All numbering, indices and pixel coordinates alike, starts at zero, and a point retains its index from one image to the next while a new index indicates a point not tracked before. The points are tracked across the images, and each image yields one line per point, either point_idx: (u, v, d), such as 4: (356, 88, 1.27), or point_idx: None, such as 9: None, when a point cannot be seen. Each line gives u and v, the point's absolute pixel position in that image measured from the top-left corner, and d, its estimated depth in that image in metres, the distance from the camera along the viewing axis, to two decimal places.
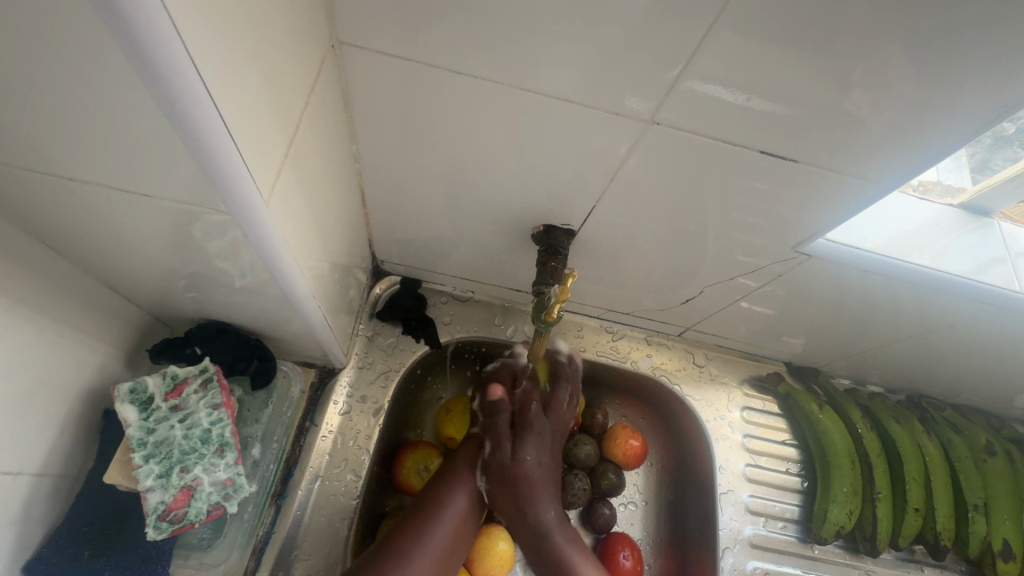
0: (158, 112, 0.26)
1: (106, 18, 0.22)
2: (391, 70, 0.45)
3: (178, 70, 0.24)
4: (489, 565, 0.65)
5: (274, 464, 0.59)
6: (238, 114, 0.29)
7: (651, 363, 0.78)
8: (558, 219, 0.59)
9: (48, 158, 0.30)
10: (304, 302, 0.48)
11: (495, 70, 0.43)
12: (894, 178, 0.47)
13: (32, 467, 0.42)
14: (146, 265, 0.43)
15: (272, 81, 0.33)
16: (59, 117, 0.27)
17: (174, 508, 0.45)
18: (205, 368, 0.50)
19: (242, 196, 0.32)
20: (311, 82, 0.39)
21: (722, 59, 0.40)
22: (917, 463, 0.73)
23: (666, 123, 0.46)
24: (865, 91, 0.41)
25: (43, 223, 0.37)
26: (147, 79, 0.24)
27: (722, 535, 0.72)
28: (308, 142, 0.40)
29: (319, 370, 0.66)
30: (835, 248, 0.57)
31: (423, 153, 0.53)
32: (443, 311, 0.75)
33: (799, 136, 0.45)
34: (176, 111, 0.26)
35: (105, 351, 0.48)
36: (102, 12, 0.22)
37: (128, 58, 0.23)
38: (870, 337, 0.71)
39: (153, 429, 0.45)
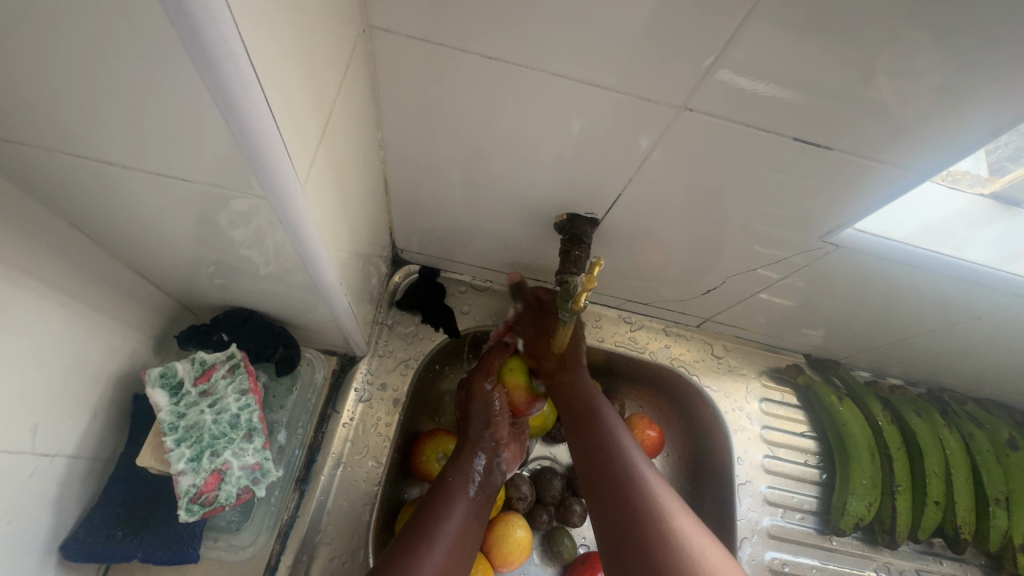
0: (206, 92, 0.26)
1: None
2: (418, 55, 0.44)
3: (228, 50, 0.24)
4: (508, 551, 0.65)
5: (299, 449, 0.59)
6: (280, 97, 0.29)
7: (669, 353, 0.78)
8: (580, 208, 0.59)
9: (87, 143, 0.31)
10: (332, 288, 0.48)
11: (523, 56, 0.43)
12: (930, 166, 0.46)
13: (67, 449, 0.43)
14: (176, 251, 0.43)
15: (309, 65, 0.32)
16: (100, 101, 0.27)
17: (205, 491, 0.46)
18: (232, 354, 0.50)
19: (281, 177, 0.32)
20: (343, 67, 0.39)
21: (754, 47, 0.39)
22: (938, 456, 0.72)
23: (698, 108, 0.45)
24: (907, 76, 0.40)
25: (77, 209, 0.38)
26: (196, 53, 0.24)
27: (740, 525, 0.72)
28: (339, 128, 0.40)
29: (340, 358, 0.66)
30: (863, 238, 0.56)
31: (445, 142, 0.53)
32: (461, 300, 0.75)
33: (830, 125, 0.44)
34: (222, 86, 0.26)
35: (134, 336, 0.49)
36: None
37: (179, 30, 0.23)
38: (892, 329, 0.70)
39: (184, 413, 0.46)
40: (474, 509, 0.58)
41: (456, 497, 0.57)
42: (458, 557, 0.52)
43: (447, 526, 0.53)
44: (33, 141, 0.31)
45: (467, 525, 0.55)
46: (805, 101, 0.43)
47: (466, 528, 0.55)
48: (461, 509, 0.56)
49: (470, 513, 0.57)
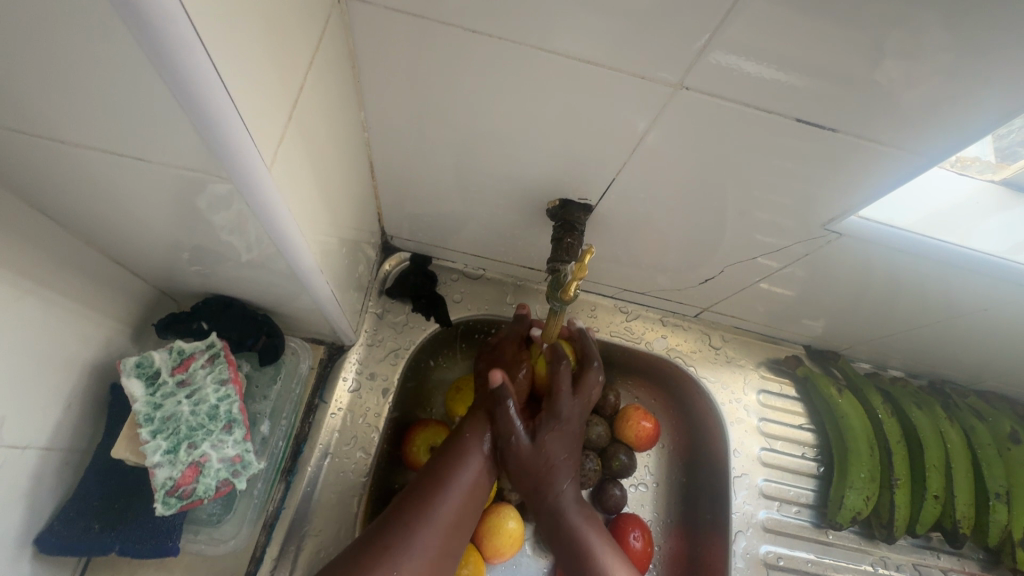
0: (150, 67, 0.24)
1: None
2: (402, 30, 0.42)
3: (170, 20, 0.22)
4: (499, 542, 0.65)
5: (283, 440, 0.58)
6: (238, 72, 0.27)
7: (666, 344, 0.77)
8: (574, 194, 0.56)
9: (38, 121, 0.29)
10: (312, 276, 0.46)
11: (512, 31, 0.40)
12: (941, 150, 0.44)
13: (39, 441, 0.41)
14: (149, 236, 0.41)
15: (272, 38, 0.30)
16: (44, 76, 0.25)
17: (182, 484, 0.45)
18: (212, 344, 0.49)
19: (245, 159, 0.30)
20: (315, 42, 0.36)
21: (754, 24, 0.37)
22: (938, 450, 0.71)
23: (696, 88, 0.42)
24: (918, 56, 0.37)
25: (39, 192, 0.36)
26: (136, 25, 0.22)
27: (735, 518, 0.71)
28: (313, 108, 0.38)
29: (328, 347, 0.65)
30: (867, 226, 0.54)
31: (432, 125, 0.51)
32: (454, 288, 0.73)
33: (834, 109, 0.42)
34: (168, 62, 0.24)
35: (110, 325, 0.47)
36: None
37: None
38: (894, 321, 0.69)
39: (160, 404, 0.45)
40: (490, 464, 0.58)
41: (473, 452, 0.57)
42: (460, 518, 0.53)
43: (457, 481, 0.54)
44: None
45: (478, 480, 0.56)
46: (808, 82, 0.40)
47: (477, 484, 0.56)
48: (475, 464, 0.56)
49: (484, 470, 0.57)
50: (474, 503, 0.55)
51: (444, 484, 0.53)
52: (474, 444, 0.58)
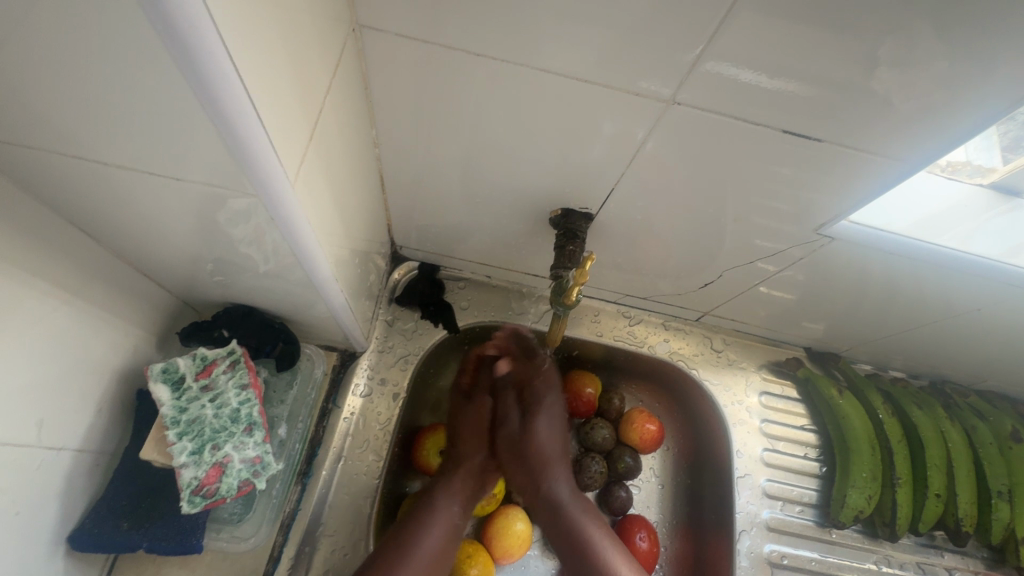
0: (197, 103, 0.27)
1: (152, 18, 0.23)
2: (410, 52, 0.45)
3: (218, 64, 0.26)
4: (508, 544, 0.66)
5: (299, 443, 0.60)
6: (266, 95, 0.30)
7: (669, 347, 0.78)
8: (576, 202, 0.59)
9: (83, 143, 0.31)
10: (327, 286, 0.49)
11: (513, 51, 0.43)
12: (925, 154, 0.46)
13: (72, 443, 0.44)
14: (175, 249, 0.44)
15: (299, 64, 0.33)
16: (94, 103, 0.28)
17: (206, 483, 0.47)
18: (233, 350, 0.51)
19: (273, 180, 0.33)
20: (334, 65, 0.39)
21: (744, 37, 0.39)
22: (939, 448, 0.72)
23: (687, 102, 0.45)
24: (893, 72, 0.40)
25: (77, 208, 0.39)
26: (189, 72, 0.25)
27: (738, 518, 0.72)
28: (332, 126, 0.41)
29: (340, 354, 0.67)
30: (859, 230, 0.56)
31: (440, 138, 0.54)
32: (461, 296, 0.76)
33: (823, 116, 0.44)
34: (214, 99, 0.27)
35: (137, 333, 0.50)
36: (149, 12, 0.23)
37: (172, 53, 0.25)
38: (891, 322, 0.70)
39: (185, 408, 0.47)
40: (451, 533, 0.62)
41: (436, 520, 0.61)
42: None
43: (423, 549, 0.58)
44: (30, 141, 0.32)
45: (441, 550, 0.60)
46: (797, 91, 0.42)
47: (440, 553, 0.60)
48: (438, 534, 0.60)
49: (446, 538, 0.61)
50: (438, 571, 0.59)
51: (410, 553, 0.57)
52: (440, 510, 0.62)
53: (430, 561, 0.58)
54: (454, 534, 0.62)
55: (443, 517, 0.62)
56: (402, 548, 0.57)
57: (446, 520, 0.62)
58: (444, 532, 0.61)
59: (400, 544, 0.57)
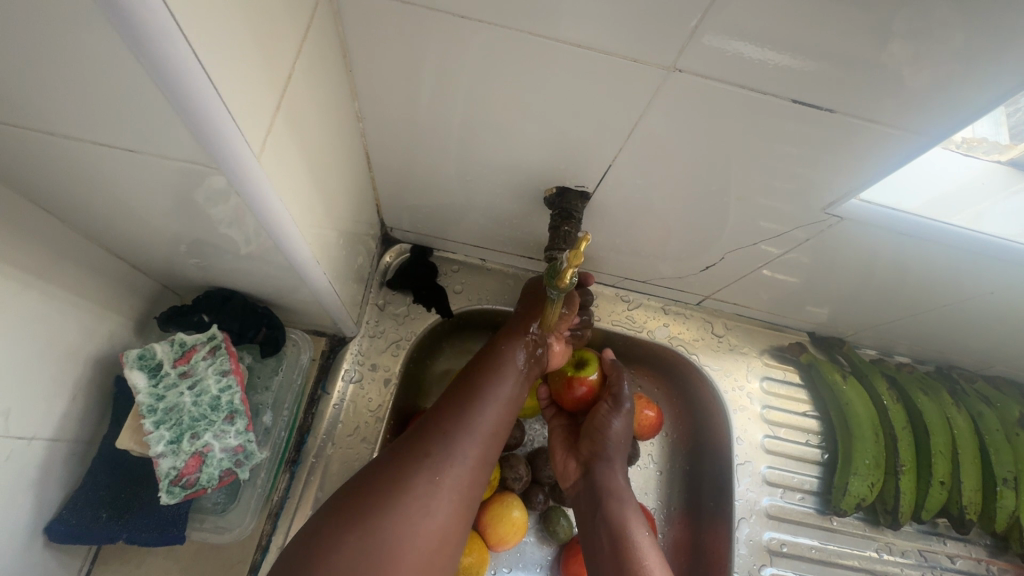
0: (139, 66, 0.25)
1: None
2: (392, 16, 0.42)
3: (157, 22, 0.23)
4: (503, 531, 0.65)
5: (285, 431, 0.58)
6: (219, 55, 0.27)
7: (668, 332, 0.76)
8: (571, 180, 0.56)
9: (31, 115, 0.29)
10: (308, 268, 0.46)
11: (502, 14, 0.40)
12: (944, 126, 0.42)
13: (45, 433, 0.42)
14: (144, 229, 0.42)
15: (259, 25, 0.30)
16: (36, 70, 0.26)
17: (185, 474, 0.46)
18: (213, 336, 0.49)
19: (235, 152, 0.31)
20: (303, 28, 0.36)
21: (751, 5, 0.36)
22: (945, 435, 0.70)
23: (689, 70, 0.42)
24: (916, 40, 0.37)
25: (36, 186, 0.36)
26: (126, 30, 0.23)
27: (737, 505, 0.71)
28: (303, 97, 0.38)
29: (329, 339, 0.65)
30: (869, 209, 0.53)
31: (428, 112, 0.51)
32: (454, 279, 0.74)
33: (834, 90, 0.41)
34: (157, 63, 0.24)
35: (112, 318, 0.48)
36: None
37: (103, 7, 0.22)
38: (898, 305, 0.68)
39: (162, 396, 0.46)
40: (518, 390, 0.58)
41: (505, 375, 0.58)
42: (488, 446, 0.53)
43: (489, 405, 0.55)
44: None
45: (508, 406, 0.56)
46: (807, 63, 0.39)
47: (506, 410, 0.56)
48: (506, 389, 0.57)
49: (514, 395, 0.58)
50: (503, 429, 0.56)
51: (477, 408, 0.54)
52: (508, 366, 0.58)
53: (495, 416, 0.55)
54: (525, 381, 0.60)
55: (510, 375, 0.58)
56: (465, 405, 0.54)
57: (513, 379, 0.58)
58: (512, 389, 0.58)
59: (462, 403, 0.54)
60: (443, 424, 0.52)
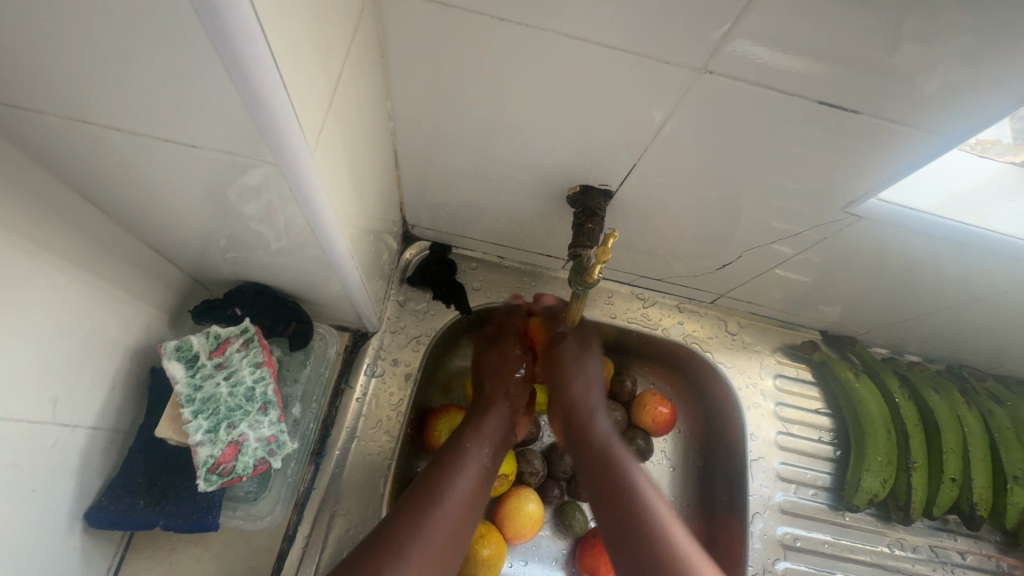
0: (219, 63, 0.26)
1: None
2: (427, 17, 0.43)
3: (242, 22, 0.24)
4: (520, 524, 0.66)
5: (314, 422, 0.60)
6: (288, 54, 0.28)
7: (683, 330, 0.77)
8: (594, 179, 0.57)
9: (94, 110, 0.30)
10: (343, 262, 0.47)
11: (535, 17, 0.41)
12: (965, 127, 0.43)
13: (87, 420, 0.43)
14: (184, 224, 0.43)
15: (318, 26, 0.32)
16: (105, 66, 0.27)
17: (223, 462, 0.47)
18: (246, 328, 0.51)
19: (293, 148, 0.32)
20: (351, 29, 0.38)
21: (777, 13, 0.37)
22: (956, 432, 0.71)
23: (717, 71, 0.42)
24: (941, 43, 0.38)
25: (87, 181, 0.37)
26: (212, 29, 0.24)
27: (752, 500, 0.72)
28: (348, 95, 0.40)
29: (352, 334, 0.67)
30: (886, 209, 0.54)
31: (456, 112, 0.52)
32: (473, 276, 0.75)
33: (856, 93, 0.42)
34: (236, 60, 0.26)
35: (148, 310, 0.49)
36: None
37: (195, 8, 0.23)
38: (911, 305, 0.69)
39: (200, 386, 0.47)
40: (483, 475, 0.57)
41: (468, 461, 0.56)
42: (457, 531, 0.51)
43: (453, 491, 0.53)
44: (39, 107, 0.30)
45: (473, 493, 0.55)
46: (829, 67, 0.41)
47: (473, 494, 0.55)
48: (470, 475, 0.55)
49: (479, 480, 0.56)
50: (471, 516, 0.54)
51: (439, 496, 0.52)
52: (470, 452, 0.57)
53: (459, 504, 0.52)
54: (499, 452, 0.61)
55: (473, 460, 0.57)
56: (428, 491, 0.52)
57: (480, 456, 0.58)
58: (476, 474, 0.56)
59: (423, 493, 0.52)
60: (418, 500, 0.51)
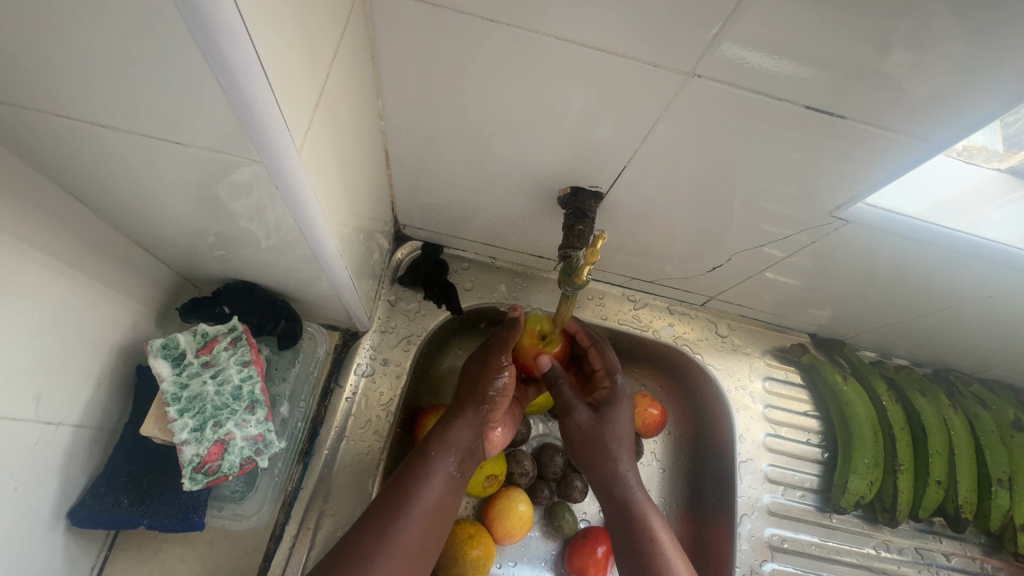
0: (204, 62, 0.26)
1: None
2: (419, 18, 0.43)
3: (226, 21, 0.24)
4: (510, 525, 0.66)
5: (302, 422, 0.60)
6: (272, 52, 0.28)
7: (673, 332, 0.78)
8: (585, 181, 0.57)
9: (80, 107, 0.30)
10: (332, 261, 0.47)
11: (527, 19, 0.41)
12: (951, 133, 0.43)
13: (71, 419, 0.43)
14: (172, 222, 0.43)
15: (306, 24, 0.32)
16: (90, 62, 0.27)
17: (208, 461, 0.47)
18: (234, 327, 0.51)
19: (279, 147, 0.32)
20: (340, 28, 0.38)
21: (766, 17, 0.38)
22: (941, 436, 0.72)
23: (707, 75, 0.43)
24: (926, 51, 0.38)
25: (73, 177, 0.37)
26: (196, 29, 0.24)
27: (740, 502, 0.72)
28: (337, 94, 0.40)
29: (342, 333, 0.66)
30: (874, 213, 0.54)
31: (447, 113, 0.52)
32: (464, 276, 0.75)
33: (845, 97, 0.42)
34: (221, 59, 0.26)
35: (135, 308, 0.49)
36: None
37: (179, 8, 0.23)
38: (899, 309, 0.69)
39: (186, 384, 0.47)
40: (450, 483, 0.56)
41: (433, 474, 0.55)
42: (420, 545, 0.52)
43: (418, 506, 0.53)
44: (23, 103, 0.30)
45: (439, 505, 0.55)
46: (818, 72, 0.41)
47: (438, 507, 0.55)
48: (436, 487, 0.55)
49: (444, 491, 0.56)
50: (436, 528, 0.54)
51: (404, 513, 0.52)
52: (435, 464, 0.56)
53: (423, 518, 0.53)
54: (472, 456, 0.59)
55: (438, 476, 0.56)
56: (392, 507, 0.52)
57: (448, 468, 0.57)
58: (442, 487, 0.56)
59: (390, 508, 0.52)
60: (378, 521, 0.51)
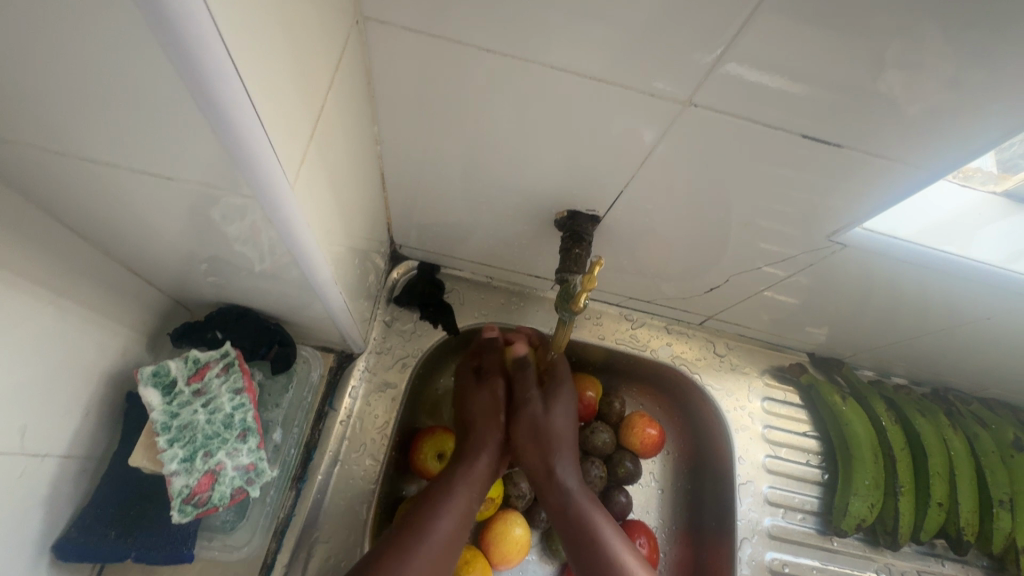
0: (196, 108, 0.26)
1: (152, 25, 0.22)
2: (416, 48, 0.43)
3: (219, 70, 0.25)
4: (505, 549, 0.65)
5: (294, 448, 0.59)
6: (266, 91, 0.29)
7: (671, 351, 0.77)
8: (582, 204, 0.57)
9: (72, 142, 0.30)
10: (325, 287, 0.47)
11: (523, 48, 0.42)
12: (942, 160, 0.44)
13: (58, 449, 0.42)
14: (165, 247, 0.42)
15: (302, 60, 0.32)
16: (81, 97, 0.27)
17: (198, 492, 0.46)
18: (227, 352, 0.50)
19: (273, 182, 0.32)
20: (336, 60, 0.38)
21: (757, 49, 0.38)
22: (942, 457, 0.71)
23: (703, 104, 0.43)
24: (920, 80, 0.38)
25: (65, 207, 0.37)
26: (189, 78, 0.25)
27: (740, 525, 0.71)
28: (332, 124, 0.40)
29: (337, 355, 0.65)
30: (870, 237, 0.54)
31: (443, 137, 0.52)
32: (460, 296, 0.74)
33: (838, 125, 0.43)
34: (213, 105, 0.26)
35: (126, 333, 0.48)
36: (149, 20, 0.22)
37: (172, 61, 0.24)
38: (898, 329, 0.69)
39: (176, 413, 0.46)
40: (466, 515, 0.57)
41: (451, 502, 0.56)
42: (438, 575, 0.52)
43: (435, 535, 0.53)
44: (14, 137, 0.30)
45: (456, 535, 0.55)
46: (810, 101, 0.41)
47: (454, 537, 0.55)
48: (452, 518, 0.55)
49: (461, 524, 0.56)
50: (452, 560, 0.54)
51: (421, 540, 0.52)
52: (454, 493, 0.57)
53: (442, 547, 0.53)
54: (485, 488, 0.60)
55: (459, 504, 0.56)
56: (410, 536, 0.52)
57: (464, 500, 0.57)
58: (459, 517, 0.56)
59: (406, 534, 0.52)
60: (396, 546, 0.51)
